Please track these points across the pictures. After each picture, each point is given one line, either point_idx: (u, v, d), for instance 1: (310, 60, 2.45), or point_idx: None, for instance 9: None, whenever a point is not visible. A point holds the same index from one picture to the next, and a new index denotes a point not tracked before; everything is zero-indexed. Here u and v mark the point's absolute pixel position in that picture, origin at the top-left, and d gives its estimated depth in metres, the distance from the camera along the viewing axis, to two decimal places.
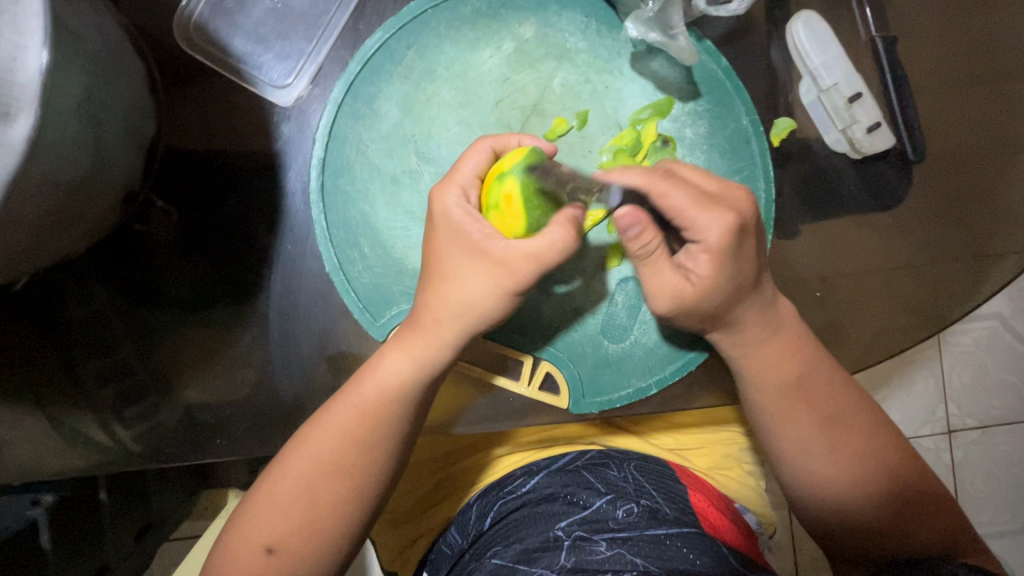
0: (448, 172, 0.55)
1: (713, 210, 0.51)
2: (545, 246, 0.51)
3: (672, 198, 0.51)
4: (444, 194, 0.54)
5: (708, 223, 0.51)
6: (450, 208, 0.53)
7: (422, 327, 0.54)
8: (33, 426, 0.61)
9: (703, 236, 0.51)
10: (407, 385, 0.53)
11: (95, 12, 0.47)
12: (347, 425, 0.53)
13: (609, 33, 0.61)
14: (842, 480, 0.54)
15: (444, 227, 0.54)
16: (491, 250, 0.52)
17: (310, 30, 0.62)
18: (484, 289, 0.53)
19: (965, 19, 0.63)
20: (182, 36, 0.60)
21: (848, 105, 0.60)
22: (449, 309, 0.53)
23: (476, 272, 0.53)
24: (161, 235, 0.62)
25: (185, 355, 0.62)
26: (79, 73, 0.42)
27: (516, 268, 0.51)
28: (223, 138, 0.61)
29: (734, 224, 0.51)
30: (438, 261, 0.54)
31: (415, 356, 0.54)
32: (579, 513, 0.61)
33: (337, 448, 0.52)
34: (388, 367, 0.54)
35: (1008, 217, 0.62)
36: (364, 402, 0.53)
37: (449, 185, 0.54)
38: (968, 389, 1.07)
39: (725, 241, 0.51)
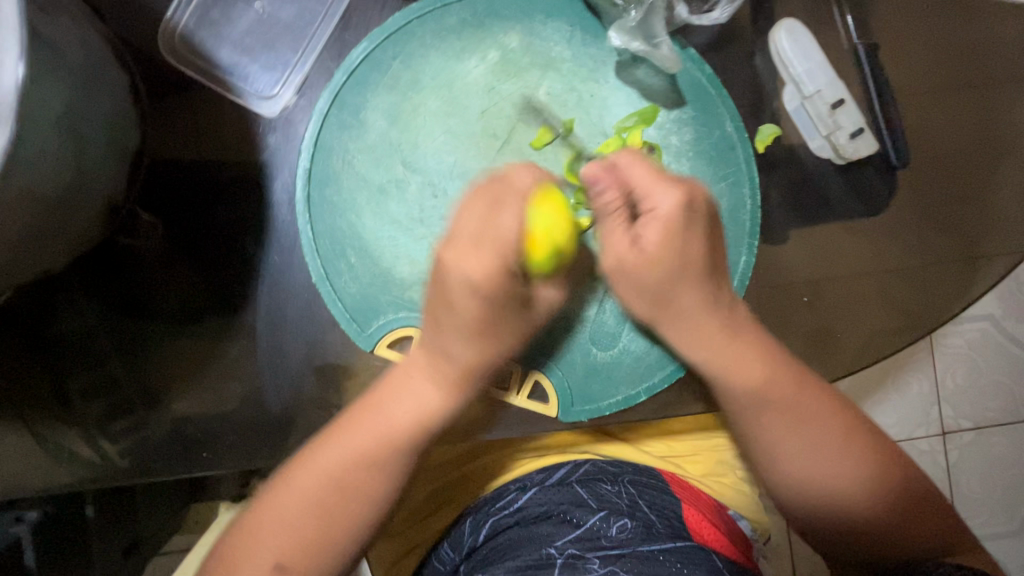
0: (484, 230, 0.50)
1: (665, 185, 0.53)
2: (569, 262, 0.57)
3: (632, 171, 0.53)
4: (472, 262, 0.50)
5: (662, 194, 0.52)
6: (486, 276, 0.50)
7: (460, 366, 0.54)
8: (17, 442, 0.60)
9: (653, 207, 0.53)
10: (445, 412, 0.56)
11: (78, 25, 0.47)
12: (348, 446, 0.53)
13: (595, 41, 0.61)
14: (840, 484, 0.54)
15: (471, 293, 0.51)
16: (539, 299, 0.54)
17: (296, 41, 0.62)
18: (509, 328, 0.55)
19: (947, 24, 0.64)
20: (167, 48, 0.60)
21: (831, 111, 0.60)
22: (474, 351, 0.54)
23: (505, 315, 0.54)
24: (148, 248, 0.61)
25: (173, 368, 0.62)
26: (60, 86, 0.42)
27: (560, 300, 0.56)
28: (210, 149, 0.61)
29: (684, 195, 0.52)
30: (458, 311, 0.52)
31: (451, 390, 0.55)
32: (573, 532, 0.61)
33: (342, 473, 0.52)
34: (425, 401, 0.55)
35: (992, 220, 0.63)
36: (400, 437, 0.54)
37: (480, 250, 0.50)
38: (962, 390, 1.07)
39: (676, 213, 0.52)
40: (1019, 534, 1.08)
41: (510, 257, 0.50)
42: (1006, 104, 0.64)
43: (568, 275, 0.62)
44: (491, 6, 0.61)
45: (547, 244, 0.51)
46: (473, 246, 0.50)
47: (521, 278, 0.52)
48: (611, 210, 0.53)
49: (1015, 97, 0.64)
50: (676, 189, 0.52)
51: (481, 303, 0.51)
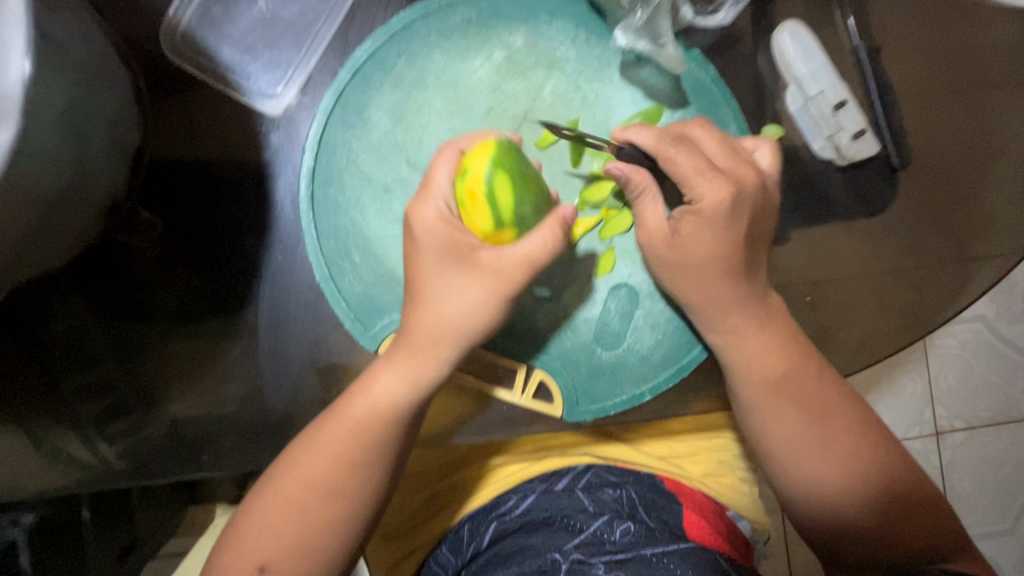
0: (424, 186, 0.52)
1: (715, 180, 0.51)
2: (535, 248, 0.51)
3: (678, 163, 0.52)
4: (422, 214, 0.51)
5: (705, 189, 0.51)
6: (432, 228, 0.51)
7: (415, 345, 0.53)
8: (12, 445, 0.60)
9: (697, 200, 0.52)
10: (404, 406, 0.53)
11: (79, 20, 0.46)
12: (338, 441, 0.51)
13: (599, 42, 0.62)
14: (834, 480, 0.54)
15: (423, 246, 0.52)
16: (481, 262, 0.51)
17: (299, 40, 0.62)
18: (475, 300, 0.52)
19: (945, 27, 0.65)
20: (168, 46, 0.60)
21: (834, 112, 0.60)
22: (440, 324, 0.52)
23: (465, 284, 0.52)
24: (146, 246, 0.60)
25: (171, 368, 0.61)
26: (62, 82, 0.42)
27: (513, 275, 0.51)
28: (211, 147, 0.60)
29: (731, 197, 0.51)
30: (419, 278, 0.52)
31: (407, 376, 0.53)
32: (576, 537, 0.63)
33: (327, 466, 0.51)
34: (380, 387, 0.52)
35: (989, 222, 0.64)
36: (355, 420, 0.52)
37: (427, 200, 0.52)
38: (955, 390, 1.08)
39: (717, 209, 0.51)
40: (1011, 534, 1.09)
41: (444, 206, 0.51)
42: (1002, 106, 0.64)
43: (571, 275, 0.62)
44: (496, 6, 0.61)
45: (460, 178, 0.51)
46: (422, 196, 0.52)
47: (457, 230, 0.51)
48: (642, 190, 0.54)
49: (1011, 99, 0.64)
50: (721, 187, 0.51)
51: (430, 258, 0.52)
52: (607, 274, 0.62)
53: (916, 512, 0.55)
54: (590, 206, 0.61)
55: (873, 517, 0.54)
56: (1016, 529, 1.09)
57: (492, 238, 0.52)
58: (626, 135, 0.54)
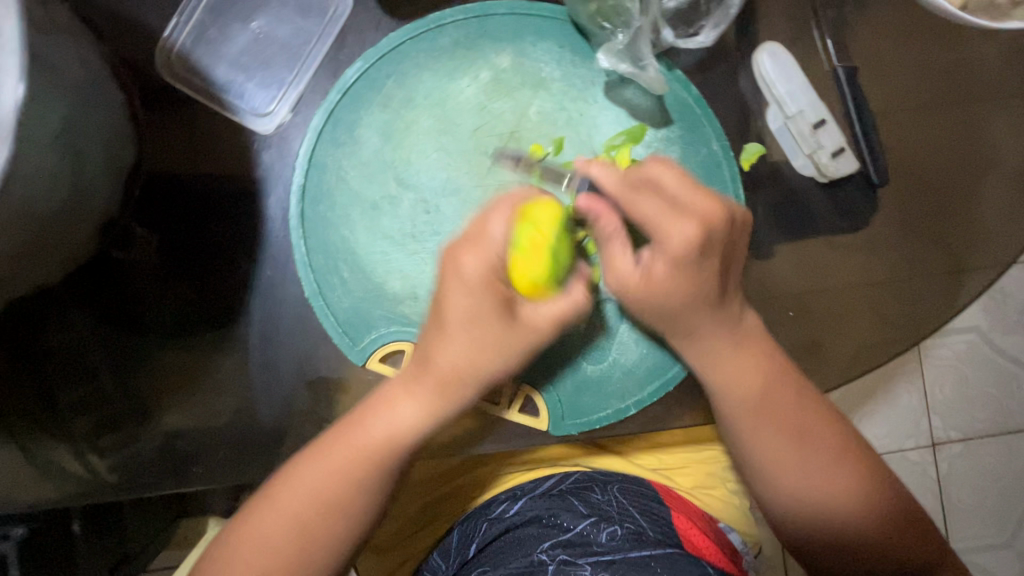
0: (474, 235, 0.49)
1: (678, 223, 0.49)
2: (569, 306, 0.52)
3: (640, 206, 0.50)
4: (473, 263, 0.48)
5: (674, 234, 0.49)
6: (478, 279, 0.49)
7: (442, 381, 0.53)
8: (6, 459, 0.60)
9: (665, 242, 0.50)
10: (418, 432, 0.54)
11: (76, 44, 0.48)
12: (344, 461, 0.52)
13: (584, 62, 0.63)
14: (823, 495, 0.55)
15: (465, 290, 0.49)
16: (520, 313, 0.51)
17: (291, 60, 0.63)
18: (503, 349, 0.52)
19: (926, 45, 0.66)
20: (164, 66, 0.61)
21: (813, 131, 0.62)
22: (467, 368, 0.52)
23: (498, 334, 0.51)
24: (141, 262, 0.61)
25: (164, 381, 0.62)
26: (59, 105, 0.43)
27: (544, 329, 0.52)
28: (204, 164, 0.62)
29: (697, 235, 0.49)
30: (450, 322, 0.51)
31: (428, 406, 0.53)
32: (561, 536, 0.61)
33: (326, 480, 0.52)
34: (401, 415, 0.53)
35: (973, 235, 0.65)
36: (369, 446, 0.52)
37: (477, 251, 0.48)
38: (950, 402, 1.08)
39: (684, 251, 0.49)
40: (1009, 545, 1.09)
41: (497, 260, 0.49)
42: (983, 122, 0.66)
43: None
44: (483, 27, 0.62)
45: (524, 228, 0.48)
46: (475, 244, 0.49)
47: (501, 286, 0.49)
48: (609, 237, 0.53)
49: (993, 116, 0.66)
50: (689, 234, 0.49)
51: (470, 302, 0.50)
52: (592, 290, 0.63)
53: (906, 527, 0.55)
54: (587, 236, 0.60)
55: (866, 534, 0.55)
56: (1015, 541, 1.09)
57: (529, 291, 0.50)
58: (588, 168, 0.54)
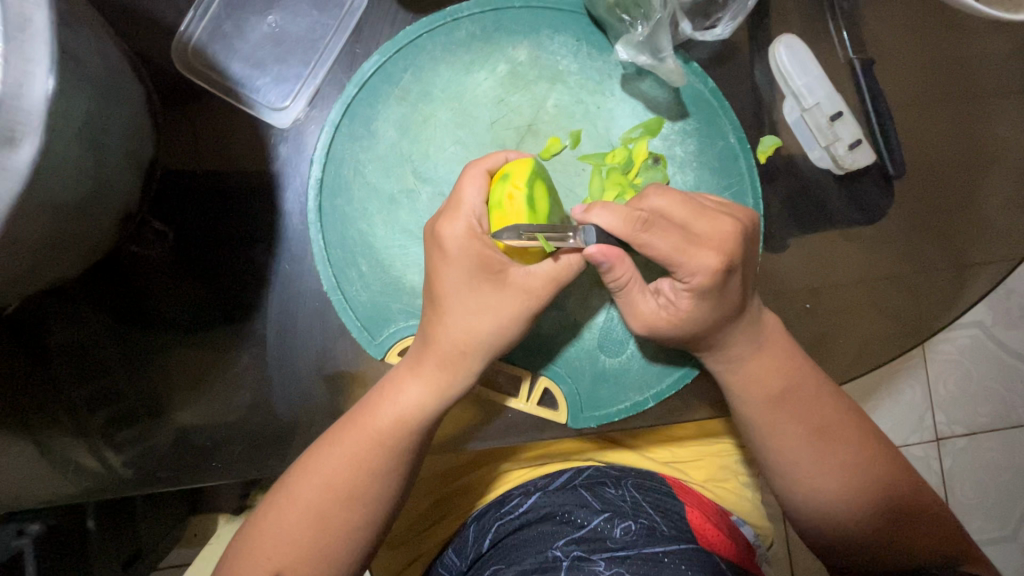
0: (451, 203, 0.53)
1: (700, 253, 0.50)
2: (560, 267, 0.53)
3: (653, 246, 0.50)
4: (451, 229, 0.52)
5: (695, 266, 0.50)
6: (462, 243, 0.52)
7: (443, 354, 0.53)
8: (23, 454, 0.60)
9: (690, 278, 0.51)
10: (429, 414, 0.54)
11: (97, 36, 0.48)
12: (358, 450, 0.52)
13: (600, 56, 0.63)
14: (842, 486, 0.55)
15: (451, 261, 0.52)
16: (512, 278, 0.53)
17: (307, 54, 0.63)
18: (504, 314, 0.53)
19: (939, 39, 0.66)
20: (180, 60, 0.61)
21: (830, 123, 0.62)
22: (466, 338, 0.53)
23: (494, 298, 0.53)
24: (157, 256, 0.61)
25: (181, 376, 0.62)
26: (82, 97, 0.43)
27: (539, 291, 0.53)
28: (221, 159, 0.62)
29: (720, 267, 0.50)
30: (445, 292, 0.53)
31: (433, 386, 0.54)
32: (575, 532, 0.62)
33: (344, 472, 0.52)
34: (407, 396, 0.54)
35: (987, 228, 0.65)
36: (382, 431, 0.53)
37: (455, 217, 0.52)
38: (954, 396, 1.09)
39: (707, 284, 0.51)
40: (1014, 539, 1.09)
41: (474, 221, 0.52)
42: (996, 115, 0.66)
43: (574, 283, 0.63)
44: (499, 21, 0.62)
45: (497, 187, 0.53)
46: (451, 212, 0.53)
47: (488, 247, 0.52)
48: (626, 282, 0.54)
49: (1005, 109, 0.66)
50: (714, 259, 0.50)
51: (458, 273, 0.52)
52: None
53: (926, 521, 0.55)
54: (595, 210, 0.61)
55: (885, 524, 0.55)
56: (1019, 535, 1.09)
57: (515, 249, 0.53)
58: (587, 217, 0.51)
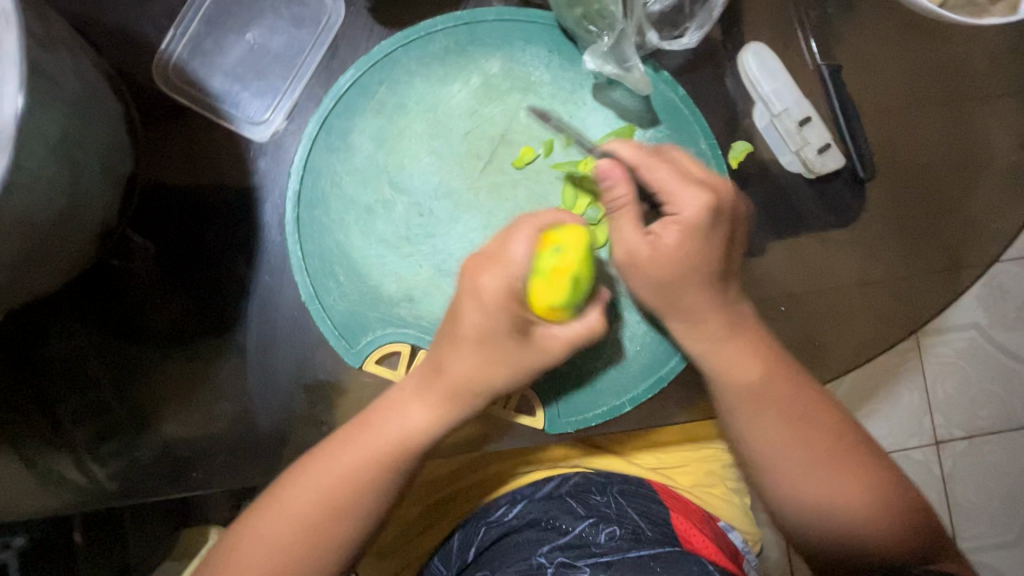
0: (495, 256, 0.51)
1: (689, 189, 0.53)
2: (586, 330, 0.53)
3: (656, 174, 0.54)
4: (491, 281, 0.51)
5: (686, 201, 0.53)
6: (501, 301, 0.51)
7: (457, 394, 0.54)
8: (7, 468, 0.61)
9: (679, 212, 0.53)
10: (430, 437, 0.54)
11: (74, 57, 0.49)
12: (351, 464, 0.53)
13: (572, 67, 0.65)
14: (823, 487, 0.55)
15: (484, 311, 0.51)
16: (535, 335, 0.53)
17: (286, 70, 0.64)
18: (519, 372, 0.54)
19: (911, 43, 0.67)
20: (161, 78, 0.62)
21: (799, 128, 0.63)
22: (479, 382, 0.53)
23: (513, 360, 0.53)
24: (140, 270, 0.62)
25: (163, 389, 0.62)
26: (57, 115, 0.44)
27: (555, 353, 0.53)
28: (202, 173, 0.63)
29: (711, 203, 0.53)
30: (467, 334, 0.52)
31: (439, 412, 0.54)
32: (561, 538, 0.62)
33: (338, 485, 0.52)
34: (413, 419, 0.54)
35: (963, 229, 0.65)
36: (384, 451, 0.53)
37: (498, 272, 0.51)
38: (952, 399, 1.08)
39: (700, 216, 0.53)
40: (1018, 544, 1.08)
41: (517, 280, 0.51)
42: (970, 117, 0.67)
43: None
44: (472, 33, 0.64)
45: (549, 252, 0.50)
46: (495, 262, 0.51)
47: (521, 306, 0.51)
48: (622, 206, 0.55)
49: (978, 111, 0.67)
50: (699, 202, 0.53)
51: (486, 322, 0.51)
52: None
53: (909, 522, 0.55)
54: None
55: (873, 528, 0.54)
56: (1023, 539, 1.08)
57: (548, 315, 0.52)
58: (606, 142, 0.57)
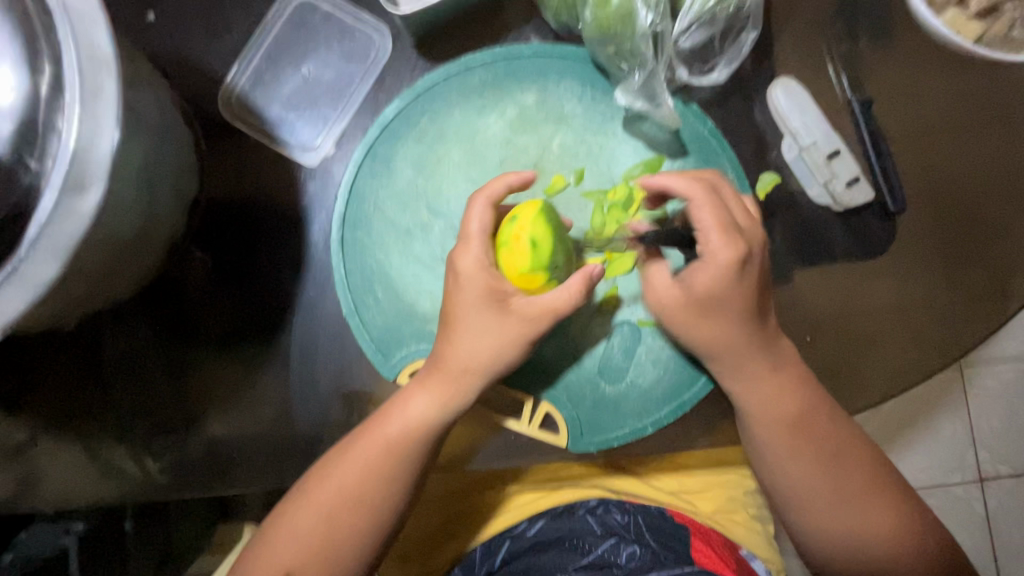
0: (460, 236, 0.58)
1: (729, 239, 0.54)
2: (559, 300, 0.56)
3: (699, 216, 0.55)
4: (467, 259, 0.56)
5: (718, 246, 0.54)
6: (472, 273, 0.56)
7: (449, 372, 0.57)
8: (72, 457, 0.67)
9: (710, 255, 0.54)
10: (435, 424, 0.57)
11: (156, 93, 0.55)
12: (364, 456, 0.56)
13: (603, 99, 0.67)
14: (829, 513, 0.58)
15: (467, 288, 0.56)
16: (515, 306, 0.56)
17: (336, 100, 0.69)
18: (505, 339, 0.56)
19: (949, 76, 0.67)
20: (225, 107, 0.68)
21: (827, 161, 0.64)
22: (475, 360, 0.57)
23: (497, 325, 0.56)
24: (198, 281, 0.68)
25: (213, 391, 0.67)
26: (140, 146, 0.49)
27: (538, 319, 0.56)
28: (257, 193, 0.68)
29: (740, 255, 0.54)
30: (458, 317, 0.57)
31: (440, 399, 0.57)
32: (584, 558, 0.68)
33: (355, 477, 0.56)
34: (415, 408, 0.57)
35: (998, 263, 0.65)
36: (392, 439, 0.56)
37: (469, 249, 0.57)
38: (998, 435, 1.05)
39: (732, 263, 0.54)
40: None
41: (479, 254, 0.57)
42: (1008, 151, 0.66)
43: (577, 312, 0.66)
44: (510, 68, 0.67)
45: (506, 224, 0.57)
46: (463, 244, 0.57)
47: (494, 277, 0.56)
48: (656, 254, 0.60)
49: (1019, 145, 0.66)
50: (734, 246, 0.54)
51: (470, 298, 0.56)
52: (610, 311, 0.66)
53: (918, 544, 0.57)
54: (594, 247, 0.65)
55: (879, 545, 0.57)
56: None
57: (525, 280, 0.56)
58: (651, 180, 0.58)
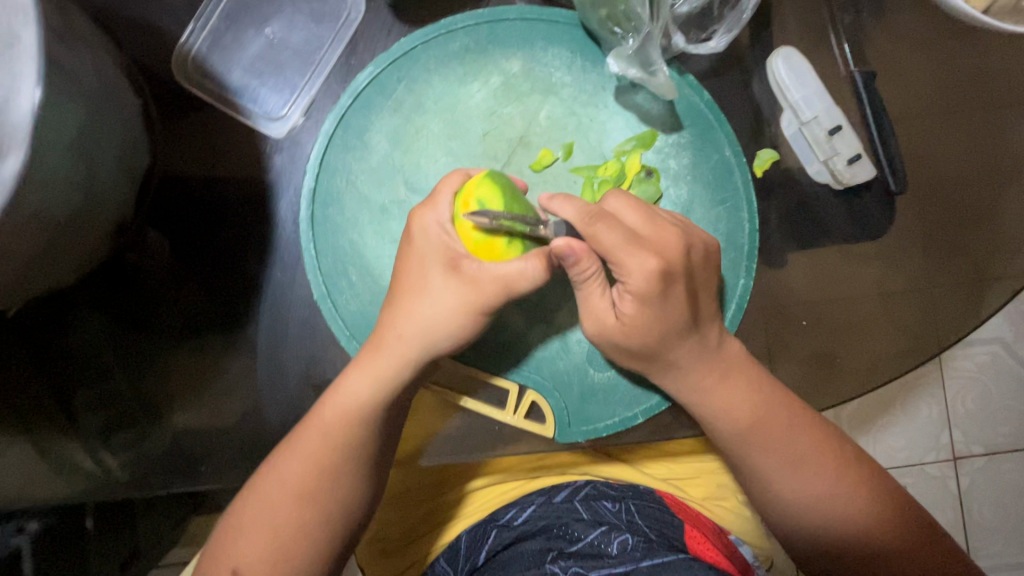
0: (430, 195, 0.54)
1: (639, 254, 0.50)
2: (512, 271, 0.51)
3: (602, 238, 0.50)
4: (424, 218, 0.53)
5: (633, 266, 0.50)
6: (428, 231, 0.53)
7: (388, 348, 0.53)
8: (20, 453, 0.62)
9: (626, 275, 0.51)
10: (374, 403, 0.53)
11: (94, 51, 0.49)
12: (318, 454, 0.52)
13: (593, 69, 0.63)
14: (823, 504, 0.56)
15: (417, 250, 0.54)
16: (463, 268, 0.52)
17: (304, 66, 0.64)
18: (449, 308, 0.52)
19: (949, 49, 0.64)
20: (180, 71, 0.62)
21: (828, 137, 0.60)
22: (415, 330, 0.53)
23: (443, 289, 0.52)
24: (155, 263, 0.62)
25: (175, 382, 0.63)
26: (74, 110, 0.44)
27: (487, 287, 0.52)
28: (218, 167, 0.62)
29: (660, 269, 0.50)
30: (406, 283, 0.54)
31: (377, 379, 0.53)
32: (573, 546, 0.62)
33: (302, 470, 0.52)
34: (352, 386, 0.53)
35: (995, 243, 0.63)
36: (328, 427, 0.52)
37: (432, 207, 0.53)
38: (973, 415, 1.05)
39: (648, 285, 0.50)
40: None
41: (443, 213, 0.53)
42: (1007, 129, 0.64)
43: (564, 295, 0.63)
44: (494, 32, 0.63)
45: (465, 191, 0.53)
46: (428, 202, 0.54)
47: (450, 236, 0.53)
48: (589, 276, 0.52)
49: (1017, 122, 0.64)
50: (647, 262, 0.50)
51: (421, 260, 0.53)
52: None
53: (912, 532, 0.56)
54: None
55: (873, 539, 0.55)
56: None
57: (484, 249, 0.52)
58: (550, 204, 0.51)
